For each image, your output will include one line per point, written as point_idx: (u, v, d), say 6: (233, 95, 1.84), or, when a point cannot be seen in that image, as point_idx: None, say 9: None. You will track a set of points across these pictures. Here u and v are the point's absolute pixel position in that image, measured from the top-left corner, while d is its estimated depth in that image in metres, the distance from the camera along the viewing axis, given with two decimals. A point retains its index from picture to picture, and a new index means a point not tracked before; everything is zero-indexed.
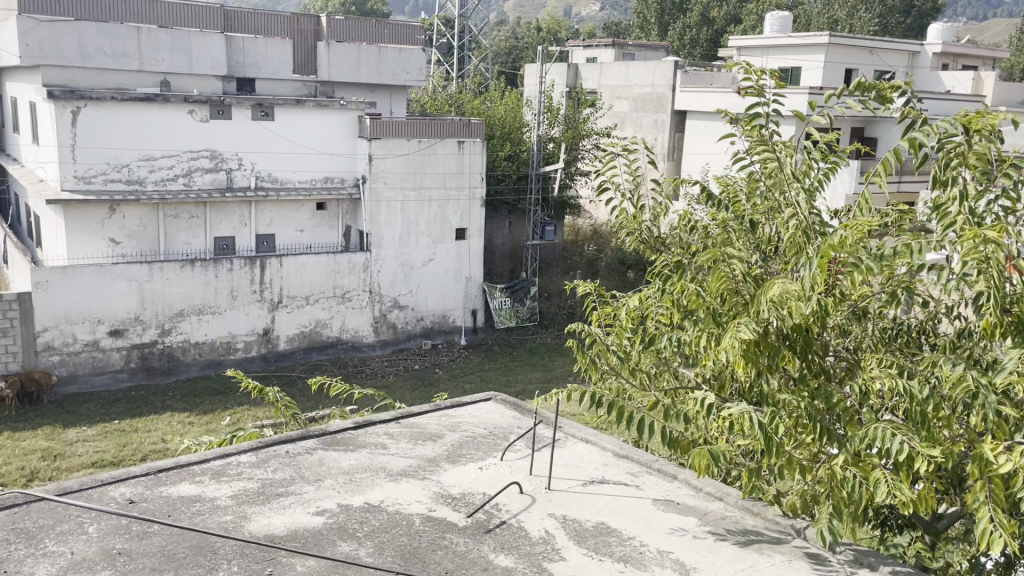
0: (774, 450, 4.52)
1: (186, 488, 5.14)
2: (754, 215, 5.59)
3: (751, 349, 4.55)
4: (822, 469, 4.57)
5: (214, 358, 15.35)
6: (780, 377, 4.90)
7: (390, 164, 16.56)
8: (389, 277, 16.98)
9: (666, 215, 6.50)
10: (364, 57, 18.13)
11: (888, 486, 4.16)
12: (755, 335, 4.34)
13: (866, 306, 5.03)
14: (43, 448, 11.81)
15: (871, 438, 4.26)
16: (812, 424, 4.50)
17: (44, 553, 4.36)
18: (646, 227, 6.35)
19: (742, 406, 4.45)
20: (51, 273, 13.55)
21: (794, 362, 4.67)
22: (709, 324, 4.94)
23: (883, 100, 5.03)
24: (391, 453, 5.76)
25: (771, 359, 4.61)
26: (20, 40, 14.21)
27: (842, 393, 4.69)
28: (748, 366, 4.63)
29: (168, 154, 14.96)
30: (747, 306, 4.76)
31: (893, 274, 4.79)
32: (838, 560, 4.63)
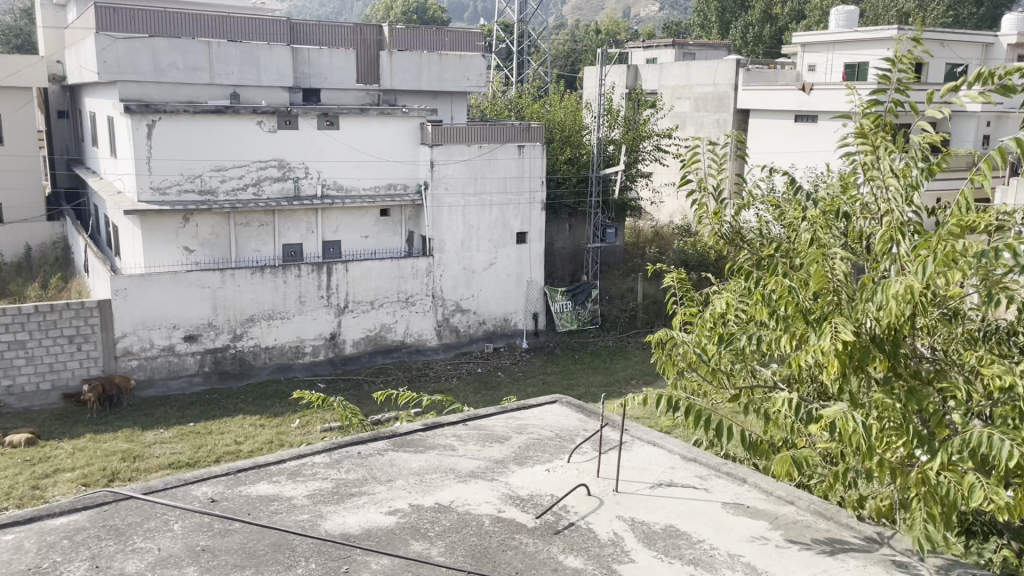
0: (867, 455, 4.44)
1: (265, 488, 5.31)
2: (846, 209, 5.49)
3: (841, 352, 4.50)
4: (914, 474, 4.50)
5: (283, 362, 15.72)
6: (870, 379, 4.84)
7: (452, 169, 16.77)
8: (452, 281, 17.15)
9: (749, 210, 6.44)
10: (425, 64, 18.34)
11: (982, 491, 4.10)
12: (850, 337, 4.30)
13: (959, 306, 4.90)
14: (122, 450, 12.30)
15: (966, 443, 4.18)
16: (904, 426, 4.42)
17: (134, 549, 4.57)
18: (729, 221, 6.27)
19: (838, 408, 4.40)
20: (128, 282, 14.06)
21: (885, 364, 4.62)
22: (797, 322, 4.88)
23: (1005, 90, 4.85)
24: (460, 454, 5.86)
25: (860, 360, 4.54)
26: (98, 57, 14.91)
27: (933, 396, 4.62)
28: (837, 368, 4.56)
29: (238, 164, 15.45)
30: (837, 306, 4.71)
31: (990, 275, 4.67)
32: (929, 568, 4.49)
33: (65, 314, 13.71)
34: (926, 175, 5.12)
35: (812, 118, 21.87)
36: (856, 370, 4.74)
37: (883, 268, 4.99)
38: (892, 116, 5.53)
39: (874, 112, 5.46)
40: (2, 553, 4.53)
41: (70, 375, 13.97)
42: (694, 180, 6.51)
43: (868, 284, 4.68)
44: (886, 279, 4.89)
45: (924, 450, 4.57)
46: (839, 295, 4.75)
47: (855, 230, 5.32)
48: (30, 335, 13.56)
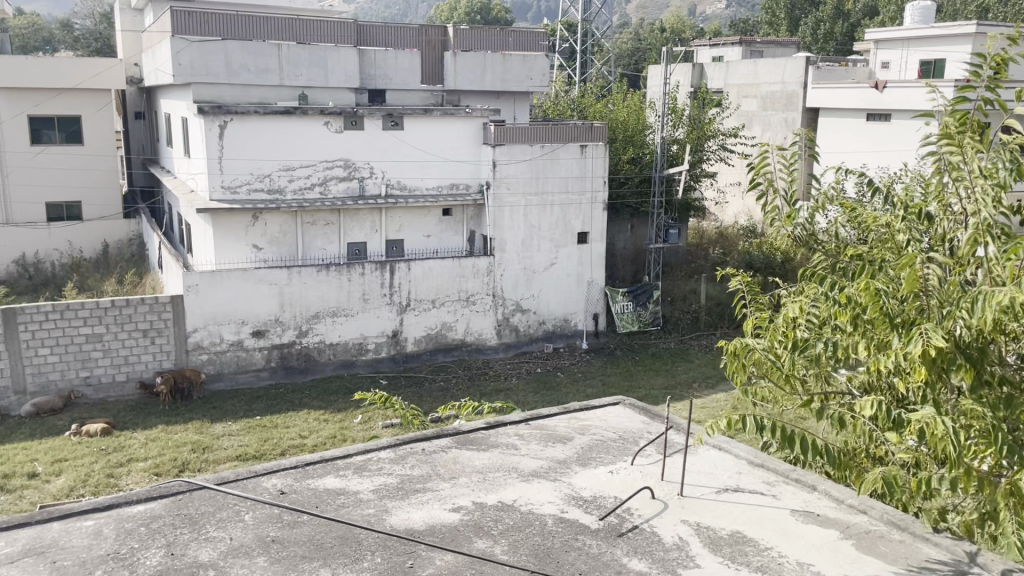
0: (955, 465, 4.32)
1: (332, 482, 5.41)
2: (929, 211, 5.35)
3: (930, 358, 4.40)
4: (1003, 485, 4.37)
5: (347, 358, 15.98)
6: (955, 386, 4.72)
7: (513, 169, 16.80)
8: (512, 281, 17.18)
9: (824, 212, 6.31)
10: (488, 64, 18.44)
11: None
12: (941, 343, 4.20)
13: None
14: (193, 441, 12.68)
15: None
16: (994, 435, 4.30)
17: (207, 538, 4.70)
18: (804, 222, 6.17)
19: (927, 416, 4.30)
20: (200, 278, 14.49)
21: (974, 371, 4.50)
22: (881, 327, 4.78)
23: None
24: (523, 454, 5.86)
25: (949, 367, 4.43)
26: (174, 59, 15.44)
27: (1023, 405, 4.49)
28: (925, 375, 4.45)
29: (306, 163, 15.78)
30: (924, 312, 4.62)
31: None
32: None
33: (140, 309, 14.19)
34: (1015, 176, 4.95)
35: (885, 117, 21.19)
36: (943, 378, 4.62)
37: (971, 273, 4.86)
38: (980, 114, 5.35)
39: (960, 111, 5.29)
40: (83, 538, 4.72)
41: (144, 367, 14.45)
42: (765, 182, 6.41)
43: (956, 289, 4.56)
44: (974, 284, 4.77)
45: (1011, 459, 4.45)
46: (926, 300, 4.65)
47: (939, 233, 5.19)
48: (107, 328, 14.06)
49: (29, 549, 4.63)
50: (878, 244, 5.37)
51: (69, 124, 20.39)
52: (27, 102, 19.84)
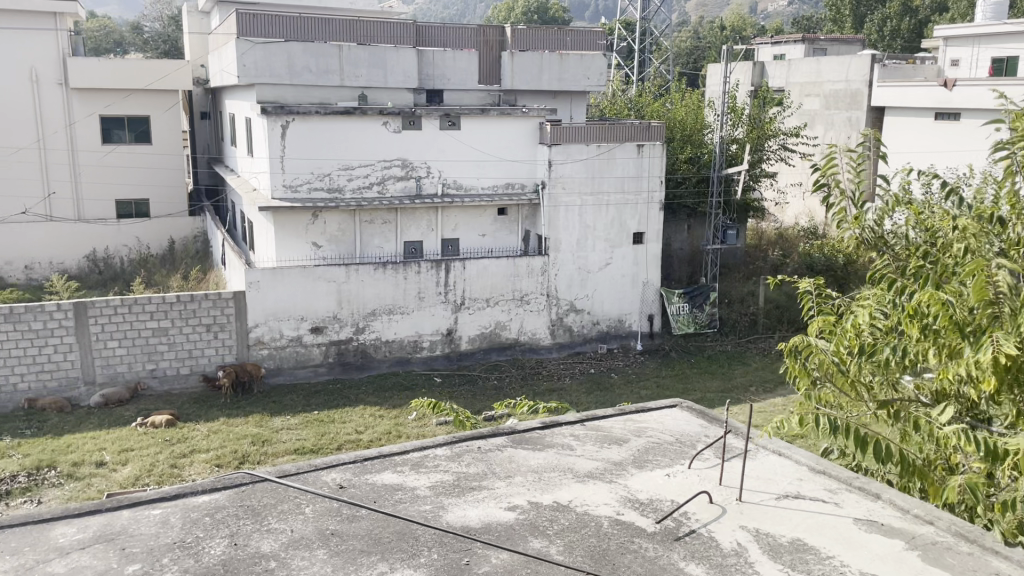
0: None
1: (389, 477, 5.48)
2: (1002, 216, 5.23)
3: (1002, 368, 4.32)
4: None
5: (402, 356, 16.16)
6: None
7: (569, 169, 16.77)
8: (567, 281, 17.13)
9: (891, 214, 6.19)
10: (546, 64, 18.43)
11: None
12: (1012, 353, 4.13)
13: None
14: (253, 434, 12.97)
15: None
16: None
17: (269, 529, 4.81)
18: (870, 225, 6.06)
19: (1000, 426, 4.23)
20: (261, 274, 14.80)
21: None
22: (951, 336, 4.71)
23: None
24: (578, 454, 5.85)
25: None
26: (238, 61, 15.81)
27: None
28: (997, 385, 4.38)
29: (365, 163, 16.00)
30: (997, 320, 4.53)
31: None
32: None
33: (203, 304, 14.57)
34: None
35: (954, 116, 20.54)
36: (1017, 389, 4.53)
37: None
38: None
39: None
40: (151, 526, 4.87)
41: (206, 361, 14.83)
42: (831, 184, 6.31)
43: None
44: None
45: None
46: (997, 309, 4.57)
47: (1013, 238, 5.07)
48: (172, 322, 14.45)
49: (100, 535, 4.80)
50: (948, 249, 5.27)
51: (139, 124, 21.07)
52: (99, 103, 20.55)
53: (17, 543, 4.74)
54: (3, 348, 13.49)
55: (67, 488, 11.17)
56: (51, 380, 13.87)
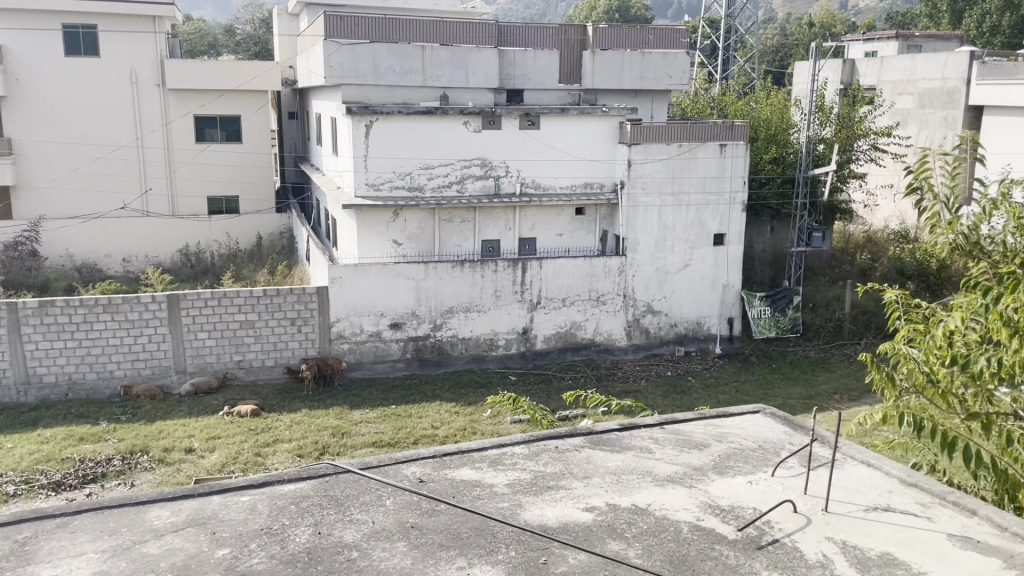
0: None
1: (468, 473, 5.53)
2: None
3: None
4: None
5: (478, 353, 16.28)
6: None
7: (649, 169, 16.58)
8: (645, 282, 16.94)
9: (990, 220, 5.92)
10: (628, 62, 18.23)
11: None
12: None
13: None
14: (333, 426, 13.29)
15: None
16: None
17: (351, 520, 4.92)
18: (966, 231, 5.81)
19: None
20: (344, 270, 15.14)
21: None
22: None
23: None
24: (657, 458, 5.78)
25: None
26: (325, 62, 16.21)
27: None
28: None
29: (445, 162, 16.20)
30: None
31: None
32: None
33: (288, 299, 14.99)
34: None
35: None
36: None
37: None
38: None
39: None
40: (240, 512, 5.04)
41: (290, 353, 15.26)
42: (924, 188, 6.08)
43: None
44: None
45: None
46: None
47: None
48: (258, 316, 14.92)
49: (192, 519, 4.99)
50: None
51: (230, 124, 21.84)
52: (193, 103, 21.39)
53: (116, 523, 4.97)
54: (102, 337, 14.17)
55: (158, 472, 11.67)
56: (145, 368, 14.51)
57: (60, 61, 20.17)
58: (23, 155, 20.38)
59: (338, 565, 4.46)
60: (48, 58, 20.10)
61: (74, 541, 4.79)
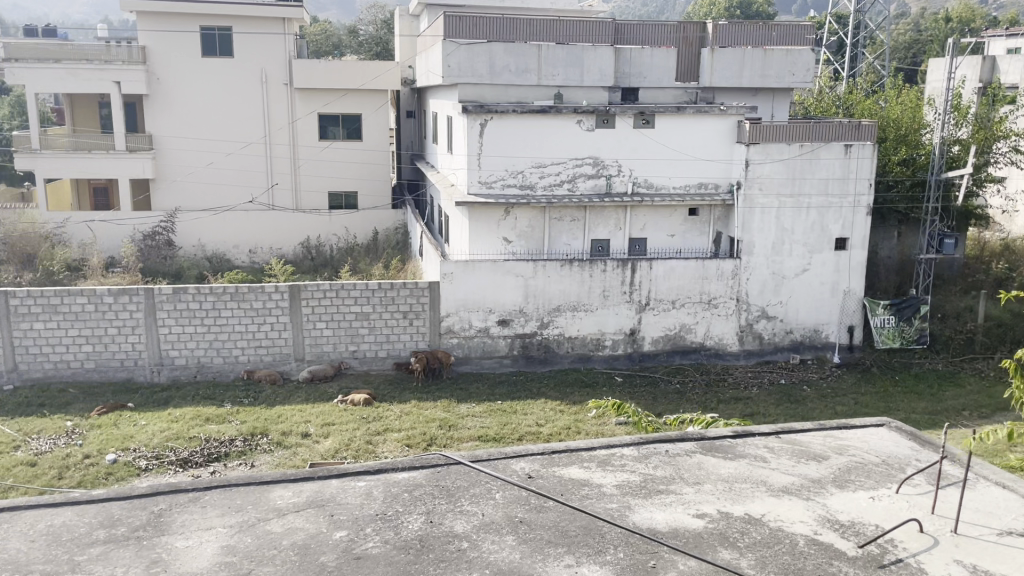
0: None
1: (576, 472, 5.53)
2: None
3: None
4: None
5: (584, 353, 16.22)
6: None
7: (768, 170, 16.09)
8: (759, 286, 16.45)
9: None
10: (749, 59, 17.75)
11: None
12: None
13: None
14: (441, 419, 13.56)
15: None
16: None
17: (462, 511, 5.01)
18: None
19: None
20: (455, 266, 15.40)
21: None
22: None
23: None
24: (772, 468, 5.61)
25: None
26: (444, 62, 16.55)
27: None
28: None
29: (557, 161, 16.22)
30: None
31: None
32: None
33: (402, 292, 15.39)
34: None
35: None
36: None
37: None
38: None
39: None
40: (356, 497, 5.22)
41: (402, 345, 15.66)
42: None
43: None
44: None
45: None
46: None
47: None
48: (373, 308, 15.38)
49: (312, 500, 5.21)
50: None
51: (352, 122, 22.58)
52: (318, 102, 22.22)
53: (242, 500, 5.25)
54: (229, 323, 14.95)
55: (275, 454, 12.22)
56: (266, 355, 15.22)
57: (198, 61, 21.41)
58: (163, 150, 21.77)
59: (449, 554, 4.55)
60: (187, 59, 21.36)
61: (205, 515, 5.09)
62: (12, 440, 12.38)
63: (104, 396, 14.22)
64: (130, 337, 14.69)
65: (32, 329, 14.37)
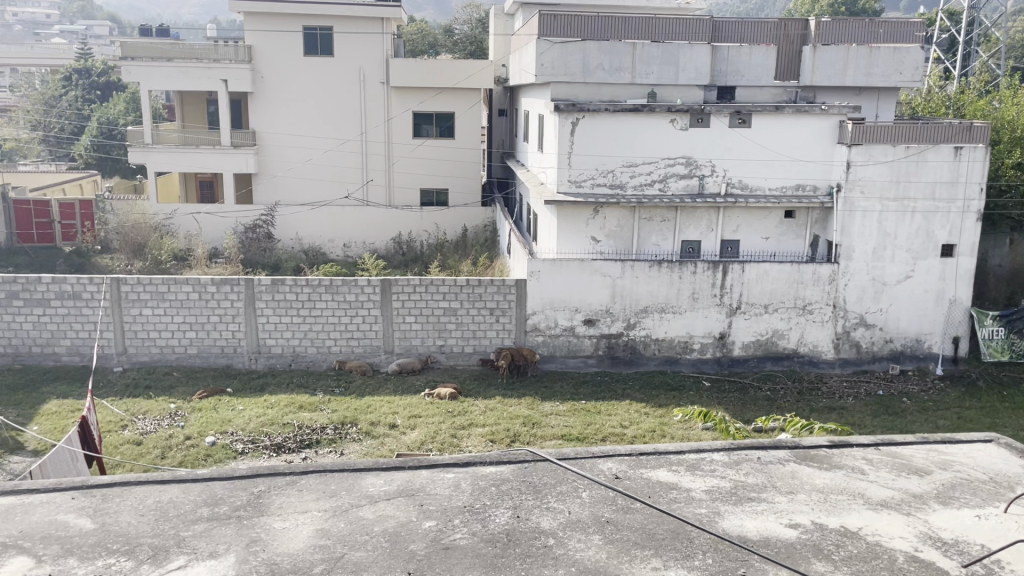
0: None
1: (665, 475, 5.47)
2: None
3: None
4: None
5: (671, 355, 15.99)
6: None
7: (871, 172, 15.49)
8: (858, 292, 15.86)
9: None
10: (852, 57, 17.12)
11: None
12: None
13: None
14: (525, 416, 13.62)
15: None
16: None
17: (548, 508, 5.03)
18: None
19: None
20: (542, 265, 15.42)
21: None
22: None
23: None
24: (871, 480, 5.41)
25: None
26: (537, 60, 16.54)
27: None
28: None
29: (649, 160, 16.04)
30: None
31: None
32: None
33: (490, 289, 15.52)
34: None
35: None
36: None
37: None
38: None
39: None
40: (445, 488, 5.30)
41: (488, 342, 15.80)
42: None
43: None
44: None
45: None
46: None
47: None
48: (461, 304, 15.56)
49: (402, 489, 5.32)
50: None
51: (445, 120, 22.94)
52: (413, 100, 22.63)
53: (336, 486, 5.41)
54: (323, 314, 15.40)
55: (364, 444, 12.54)
56: (358, 347, 15.61)
57: (300, 60, 22.13)
58: (266, 146, 22.61)
59: (535, 550, 4.57)
60: (290, 58, 22.10)
61: (301, 498, 5.27)
62: (121, 420, 13.11)
63: (205, 380, 14.89)
64: (230, 325, 15.30)
65: (141, 315, 15.14)
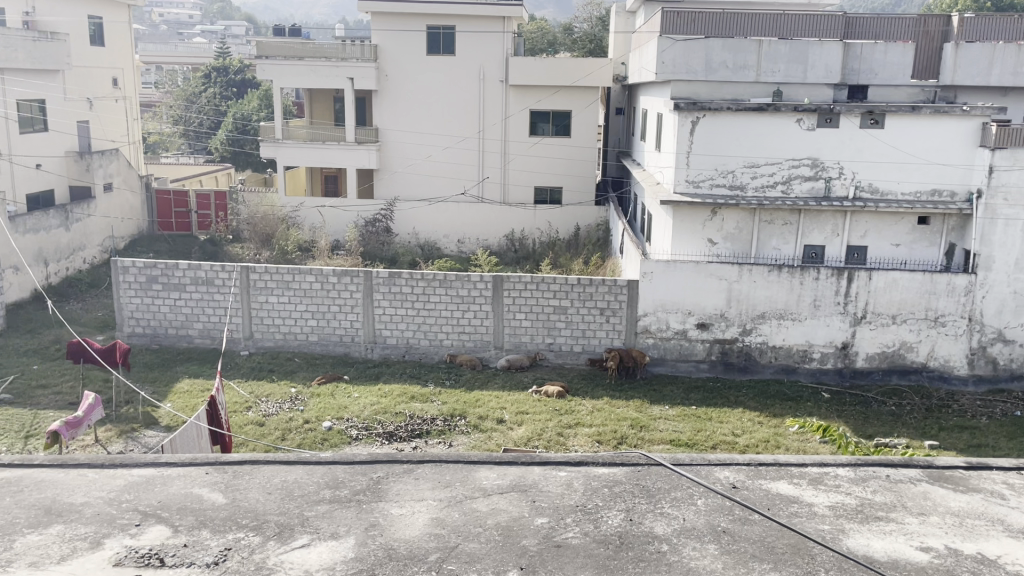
0: None
1: (785, 488, 5.28)
2: None
3: None
4: None
5: (788, 364, 15.45)
6: None
7: (1017, 178, 14.54)
8: (997, 305, 14.85)
9: None
10: (1000, 56, 16.00)
11: None
12: None
13: None
14: (632, 418, 13.47)
15: None
16: None
17: (662, 513, 4.95)
18: None
19: None
20: (656, 266, 15.19)
21: None
22: None
23: None
24: (1012, 507, 5.05)
25: None
26: (658, 58, 16.28)
27: None
28: None
29: (771, 161, 15.52)
30: None
31: None
32: None
33: (601, 288, 15.43)
34: None
35: None
36: None
37: None
38: None
39: None
40: (558, 487, 5.31)
41: (598, 342, 15.71)
42: None
43: None
44: None
45: None
46: None
47: None
48: (572, 302, 15.54)
49: (515, 485, 5.36)
50: None
51: (561, 119, 22.95)
52: (531, 99, 22.75)
53: (450, 477, 5.50)
54: (437, 308, 15.72)
55: (472, 437, 12.72)
56: (469, 341, 15.85)
57: (422, 59, 22.63)
58: (388, 143, 23.29)
59: (649, 555, 4.51)
60: (414, 57, 22.65)
61: (417, 487, 5.39)
62: (246, 401, 13.81)
63: (324, 367, 15.48)
64: (349, 315, 15.84)
65: (267, 302, 15.87)
